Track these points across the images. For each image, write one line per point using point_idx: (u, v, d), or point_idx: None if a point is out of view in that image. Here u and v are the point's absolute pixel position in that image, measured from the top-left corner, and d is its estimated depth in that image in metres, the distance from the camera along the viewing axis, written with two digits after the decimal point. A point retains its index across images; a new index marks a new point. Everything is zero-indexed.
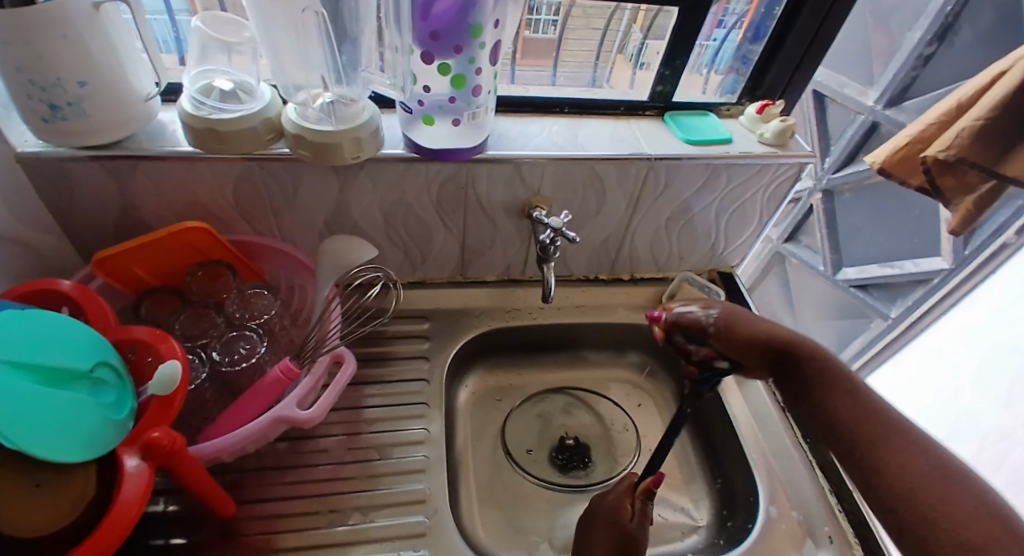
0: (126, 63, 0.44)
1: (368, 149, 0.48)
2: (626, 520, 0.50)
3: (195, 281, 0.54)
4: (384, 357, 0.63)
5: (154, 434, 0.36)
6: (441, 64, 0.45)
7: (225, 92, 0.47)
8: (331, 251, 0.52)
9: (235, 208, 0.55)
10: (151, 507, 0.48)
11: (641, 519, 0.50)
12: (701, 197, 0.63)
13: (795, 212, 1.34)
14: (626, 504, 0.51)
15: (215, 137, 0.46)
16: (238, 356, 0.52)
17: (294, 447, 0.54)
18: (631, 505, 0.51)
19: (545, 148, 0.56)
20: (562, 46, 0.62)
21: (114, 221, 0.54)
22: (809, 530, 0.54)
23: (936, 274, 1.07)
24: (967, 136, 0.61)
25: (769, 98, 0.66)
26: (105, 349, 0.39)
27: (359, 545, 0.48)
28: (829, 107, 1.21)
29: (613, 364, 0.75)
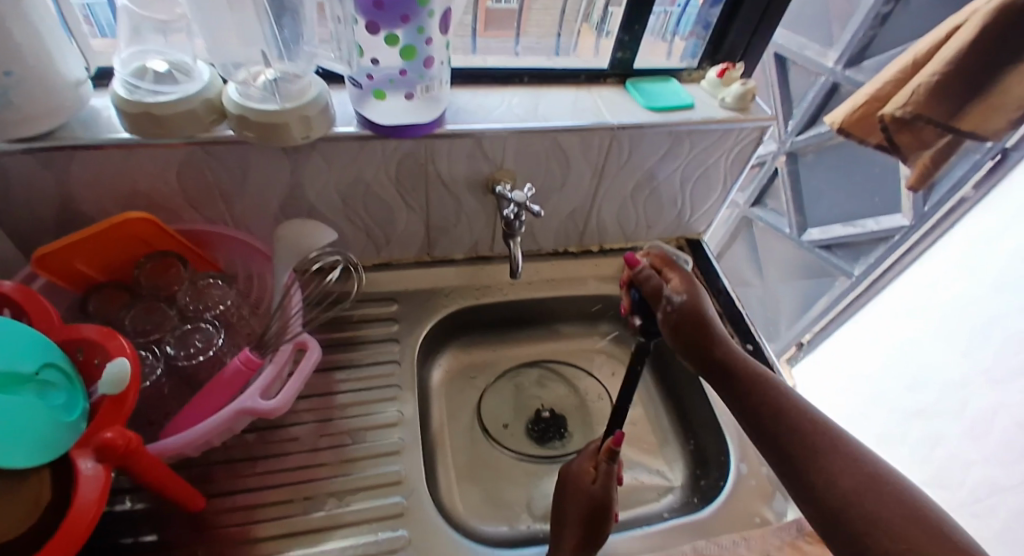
0: (53, 49, 0.41)
1: (317, 128, 0.46)
2: (586, 483, 0.51)
3: (144, 275, 0.51)
4: (352, 342, 0.62)
5: (107, 435, 0.35)
6: (388, 35, 0.43)
7: (160, 74, 0.43)
8: (288, 236, 0.51)
9: (183, 196, 0.53)
10: (117, 506, 0.47)
11: (604, 480, 0.51)
12: (665, 165, 0.63)
13: (761, 176, 1.36)
14: (589, 469, 0.52)
15: (154, 122, 0.43)
16: (193, 350, 0.51)
17: (263, 437, 0.53)
18: (594, 469, 0.52)
19: (506, 120, 0.55)
20: (524, 15, 0.60)
21: (53, 215, 0.51)
22: (777, 485, 0.56)
23: (896, 231, 1.11)
24: (924, 92, 0.62)
25: (728, 62, 0.66)
26: (50, 350, 0.37)
27: (337, 530, 0.48)
28: (790, 69, 1.22)
29: (585, 335, 0.76)
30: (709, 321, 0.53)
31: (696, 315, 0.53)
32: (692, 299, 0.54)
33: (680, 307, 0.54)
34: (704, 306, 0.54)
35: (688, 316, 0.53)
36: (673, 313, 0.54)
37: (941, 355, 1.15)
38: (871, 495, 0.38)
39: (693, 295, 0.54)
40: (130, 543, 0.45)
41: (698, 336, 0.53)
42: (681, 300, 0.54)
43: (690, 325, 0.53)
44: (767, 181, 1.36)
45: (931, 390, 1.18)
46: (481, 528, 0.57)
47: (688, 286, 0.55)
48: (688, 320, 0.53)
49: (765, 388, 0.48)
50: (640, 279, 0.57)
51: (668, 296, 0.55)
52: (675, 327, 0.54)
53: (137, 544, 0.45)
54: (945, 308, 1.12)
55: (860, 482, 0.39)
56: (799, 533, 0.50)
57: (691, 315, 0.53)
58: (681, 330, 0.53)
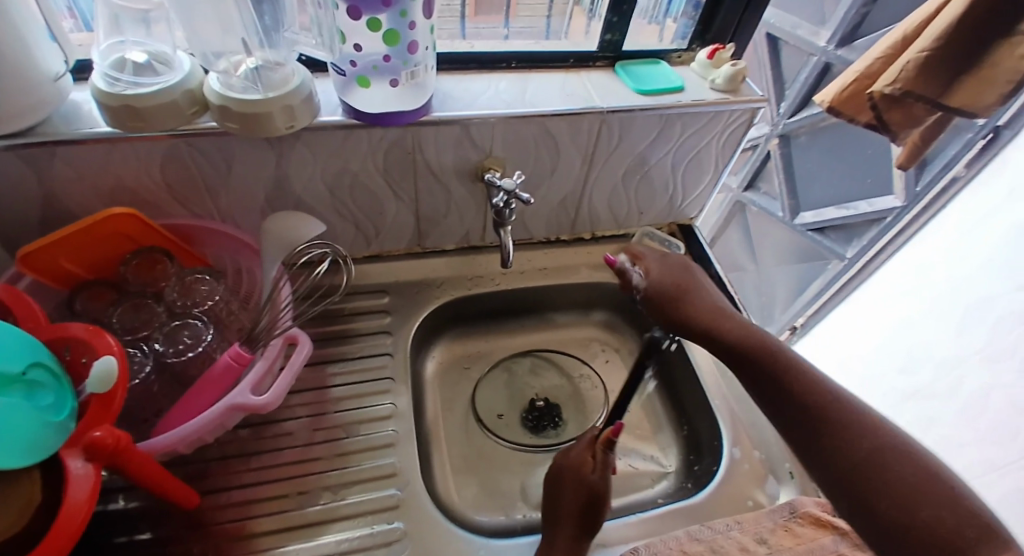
0: (30, 42, 0.39)
1: (302, 118, 0.45)
2: (585, 472, 0.51)
3: (130, 272, 0.50)
4: (345, 335, 0.61)
5: (96, 434, 0.34)
6: (371, 19, 0.42)
7: (139, 65, 0.42)
8: (274, 229, 0.50)
9: (167, 190, 0.52)
10: (110, 505, 0.47)
11: (602, 469, 0.51)
12: (656, 149, 0.62)
13: (754, 159, 1.36)
14: (587, 459, 0.53)
15: (132, 114, 0.42)
16: (181, 347, 0.49)
17: (256, 433, 0.52)
18: (592, 459, 0.53)
19: (493, 106, 0.54)
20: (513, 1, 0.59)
21: (36, 213, 0.50)
22: (771, 469, 0.56)
23: (889, 212, 1.11)
24: (913, 68, 0.62)
25: (719, 42, 0.65)
26: (38, 350, 0.36)
27: (332, 524, 0.48)
28: (783, 49, 1.21)
29: (578, 323, 0.76)
30: (685, 291, 0.58)
31: (671, 289, 0.59)
32: (663, 275, 0.60)
33: (652, 284, 0.60)
34: (677, 279, 0.59)
35: (663, 290, 0.59)
36: (649, 293, 0.59)
37: (933, 333, 1.13)
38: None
39: (662, 272, 0.60)
40: (125, 542, 0.45)
41: (678, 308, 0.57)
42: (651, 279, 0.60)
43: (666, 297, 0.58)
44: (760, 164, 1.35)
45: (925, 369, 1.15)
46: (477, 519, 0.57)
47: (657, 266, 0.61)
48: (664, 293, 0.59)
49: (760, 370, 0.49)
50: (626, 283, 0.62)
51: (637, 281, 0.61)
52: (657, 303, 0.59)
53: (132, 543, 0.45)
54: (943, 283, 1.09)
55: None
56: (791, 515, 0.50)
57: (666, 288, 0.59)
58: (660, 305, 0.59)
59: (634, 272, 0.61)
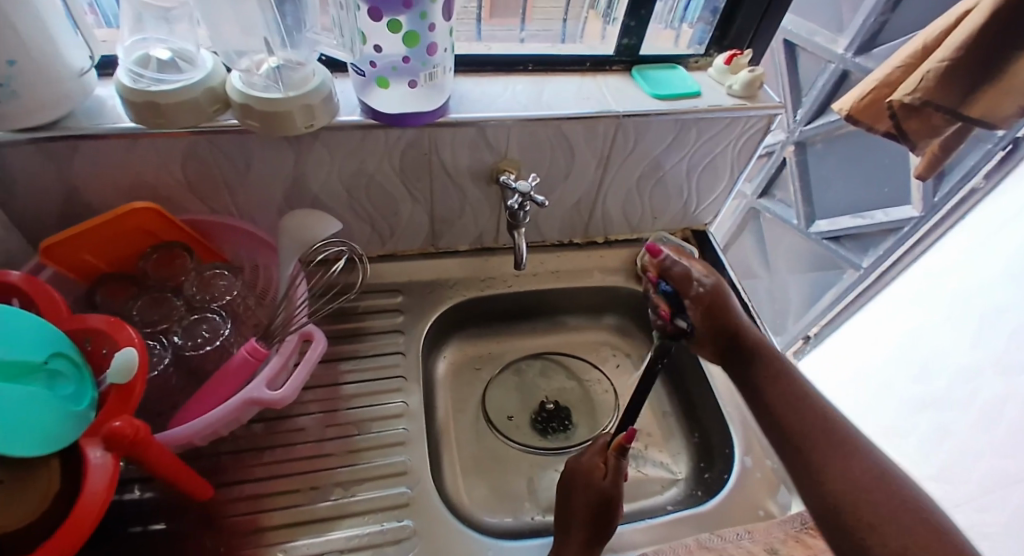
0: (55, 35, 0.40)
1: (321, 117, 0.46)
2: (597, 478, 0.50)
3: (150, 266, 0.51)
4: (358, 333, 0.62)
5: (115, 424, 0.35)
6: (391, 21, 0.42)
7: (162, 62, 0.43)
8: (291, 227, 0.50)
9: (187, 186, 0.52)
10: (127, 495, 0.47)
11: (614, 475, 0.50)
12: (672, 154, 0.62)
13: (769, 165, 1.36)
14: (598, 464, 0.51)
15: (154, 111, 0.43)
16: (200, 340, 0.50)
17: (269, 428, 0.53)
18: (603, 464, 0.51)
19: (510, 108, 0.54)
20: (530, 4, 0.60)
21: (59, 206, 0.51)
22: (783, 478, 0.56)
23: (907, 222, 1.10)
24: (934, 78, 0.61)
25: (736, 48, 0.65)
26: (59, 341, 0.37)
27: (342, 520, 0.48)
28: (800, 56, 1.20)
29: (589, 327, 0.76)
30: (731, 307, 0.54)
31: (723, 299, 0.53)
32: (718, 283, 0.54)
33: (707, 288, 0.53)
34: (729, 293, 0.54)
35: (713, 297, 0.53)
36: (700, 297, 0.53)
37: (948, 340, 1.13)
38: (881, 487, 0.38)
39: (719, 281, 0.55)
40: (140, 531, 0.46)
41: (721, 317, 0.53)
42: (709, 282, 0.54)
43: (718, 302, 0.53)
44: (774, 171, 1.35)
45: (940, 378, 1.16)
46: (485, 520, 0.57)
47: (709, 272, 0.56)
48: (718, 299, 0.53)
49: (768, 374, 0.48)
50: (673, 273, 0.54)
51: (697, 279, 0.54)
52: (708, 308, 0.53)
53: (146, 533, 0.45)
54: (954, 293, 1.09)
55: (872, 475, 0.39)
56: (803, 527, 0.50)
57: (717, 296, 0.53)
58: (711, 309, 0.53)
59: (694, 271, 0.55)
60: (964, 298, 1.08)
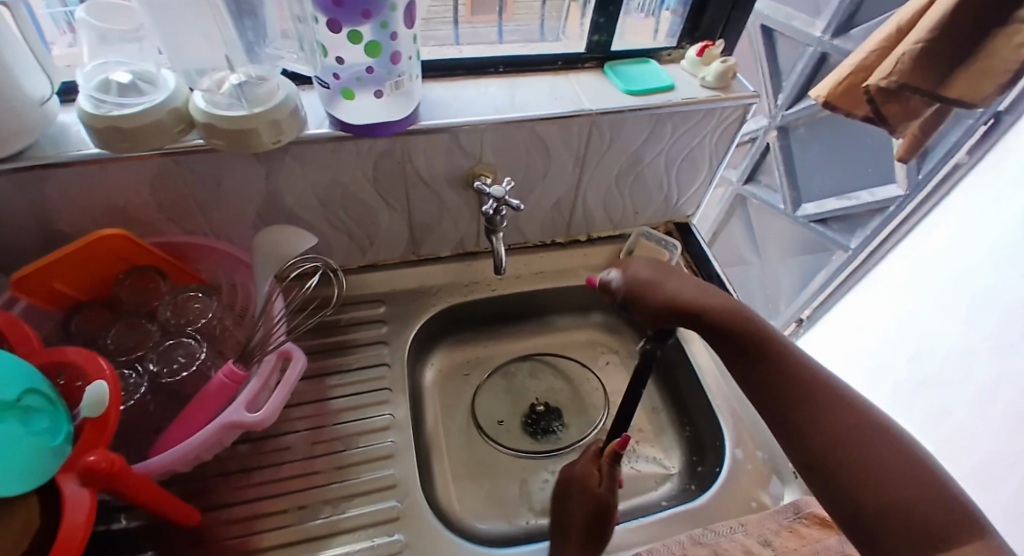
0: (13, 65, 0.39)
1: (289, 131, 0.45)
2: (595, 487, 0.50)
3: (124, 291, 0.51)
4: (342, 346, 0.61)
5: (91, 458, 0.34)
6: (351, 32, 0.42)
7: (123, 86, 0.41)
8: (266, 243, 0.50)
9: (159, 208, 0.52)
10: (112, 526, 0.47)
11: (608, 482, 0.51)
12: (650, 147, 0.62)
13: (753, 151, 1.36)
14: (593, 472, 0.52)
15: (121, 136, 0.42)
16: (176, 366, 0.50)
17: (256, 448, 0.52)
18: (598, 471, 0.52)
19: (483, 112, 0.53)
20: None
21: (31, 236, 0.50)
22: (775, 468, 0.56)
23: (892, 201, 1.11)
24: (908, 61, 0.61)
25: (709, 39, 0.64)
26: (31, 376, 0.36)
27: (333, 538, 0.47)
28: (778, 41, 1.20)
29: (576, 326, 0.75)
30: (653, 279, 0.55)
31: (642, 281, 0.55)
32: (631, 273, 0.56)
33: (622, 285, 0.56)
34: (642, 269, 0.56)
35: (638, 284, 0.55)
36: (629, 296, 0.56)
37: (941, 319, 1.12)
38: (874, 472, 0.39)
39: (632, 269, 0.57)
40: None
41: (650, 297, 0.54)
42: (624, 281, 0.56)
43: (645, 287, 0.55)
44: (759, 157, 1.35)
45: (936, 360, 1.14)
46: (479, 527, 0.57)
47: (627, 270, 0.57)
48: (638, 285, 0.55)
49: (751, 363, 0.48)
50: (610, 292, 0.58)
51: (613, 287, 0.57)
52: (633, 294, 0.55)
53: None
54: (942, 277, 1.09)
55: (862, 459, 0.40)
56: (797, 515, 0.50)
57: (636, 282, 0.56)
58: (640, 299, 0.55)
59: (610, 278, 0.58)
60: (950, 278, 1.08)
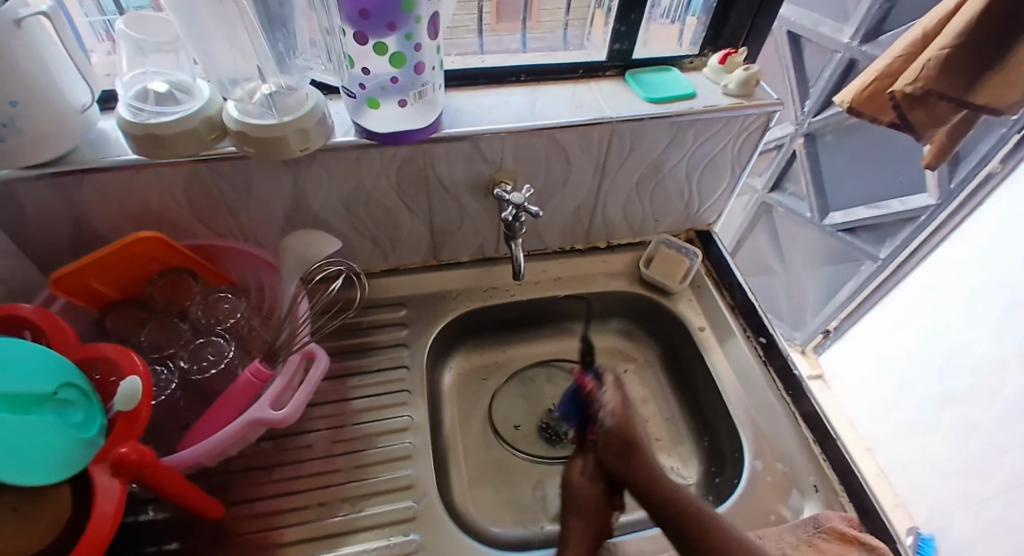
0: (54, 75, 0.42)
1: (315, 139, 0.47)
2: (573, 479, 0.52)
3: (158, 291, 0.53)
4: (363, 348, 0.63)
5: (121, 450, 0.36)
6: (377, 44, 0.43)
7: (161, 95, 0.44)
8: (292, 247, 0.51)
9: (190, 211, 0.54)
10: (141, 515, 0.49)
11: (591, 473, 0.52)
12: (671, 154, 0.61)
13: (778, 160, 1.34)
14: (577, 464, 0.53)
15: (156, 142, 0.44)
16: (206, 364, 0.52)
17: (278, 445, 0.54)
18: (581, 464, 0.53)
19: (503, 120, 0.54)
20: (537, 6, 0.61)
21: (71, 236, 0.53)
22: (794, 481, 0.55)
23: (923, 211, 1.10)
24: (935, 66, 0.60)
25: (731, 47, 0.64)
26: (69, 369, 0.38)
27: (351, 536, 0.49)
28: (805, 47, 1.18)
29: (595, 333, 0.75)
30: (640, 447, 0.51)
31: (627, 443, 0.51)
32: (623, 424, 0.52)
33: (611, 430, 0.51)
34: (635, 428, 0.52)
35: (618, 444, 0.51)
36: (603, 439, 0.52)
37: (967, 332, 1.07)
38: None
39: (626, 419, 0.52)
40: (154, 550, 0.47)
41: (628, 462, 0.50)
42: (610, 427, 0.51)
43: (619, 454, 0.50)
44: (785, 164, 1.33)
45: (966, 370, 1.08)
46: (493, 531, 0.57)
47: (621, 407, 0.52)
48: (616, 447, 0.51)
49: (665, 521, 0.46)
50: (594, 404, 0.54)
51: (599, 418, 0.53)
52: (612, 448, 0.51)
53: (160, 551, 0.47)
54: (976, 284, 1.03)
55: None
56: (815, 530, 0.49)
57: (622, 440, 0.51)
58: (607, 455, 0.51)
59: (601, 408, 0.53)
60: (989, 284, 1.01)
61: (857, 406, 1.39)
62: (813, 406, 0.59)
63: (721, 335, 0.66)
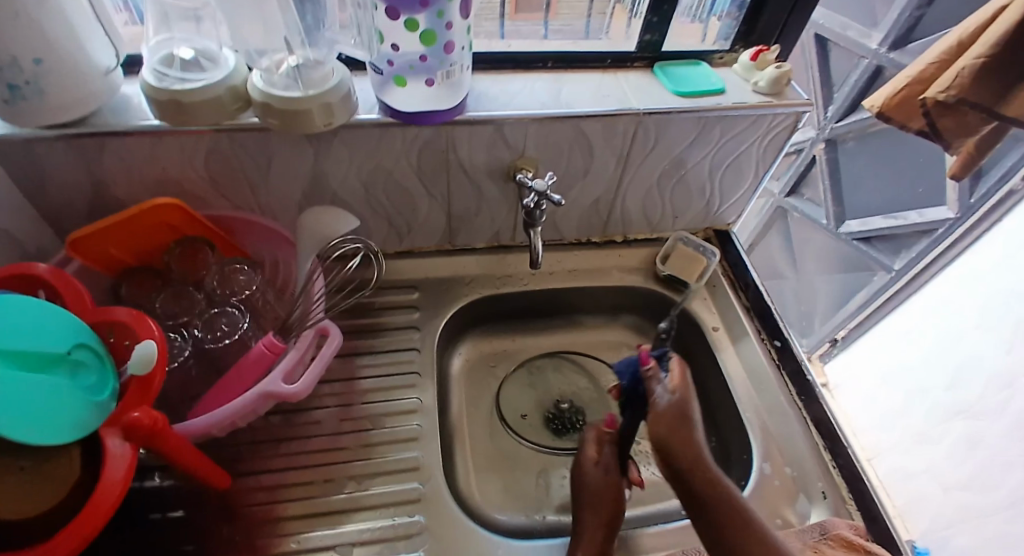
0: (81, 36, 0.41)
1: (340, 116, 0.46)
2: (585, 467, 0.55)
3: (174, 260, 0.53)
4: (374, 329, 0.62)
5: (134, 414, 0.36)
6: (408, 20, 0.42)
7: (186, 61, 0.44)
8: (311, 224, 0.51)
9: (209, 182, 0.54)
10: (147, 482, 0.49)
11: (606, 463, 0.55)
12: (695, 150, 0.60)
13: (798, 164, 1.32)
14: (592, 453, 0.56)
15: (178, 110, 0.44)
16: (220, 333, 0.52)
17: (287, 420, 0.54)
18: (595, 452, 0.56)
19: (528, 106, 0.54)
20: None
21: (89, 200, 0.52)
22: (802, 487, 0.55)
23: (941, 224, 1.08)
24: (969, 75, 0.58)
25: (763, 45, 0.63)
26: (83, 331, 0.38)
27: (356, 513, 0.49)
28: (832, 51, 1.16)
29: (606, 327, 0.75)
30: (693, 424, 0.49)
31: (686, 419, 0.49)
32: (683, 398, 0.50)
33: (668, 403, 0.49)
34: (691, 404, 0.50)
35: (675, 413, 0.49)
36: (659, 409, 0.50)
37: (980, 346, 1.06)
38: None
39: (687, 394, 0.50)
40: (160, 518, 0.47)
41: (679, 435, 0.48)
42: (669, 399, 0.50)
43: (675, 426, 0.48)
44: (804, 169, 1.31)
45: (977, 385, 1.07)
46: (497, 517, 0.58)
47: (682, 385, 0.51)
48: (672, 416, 0.49)
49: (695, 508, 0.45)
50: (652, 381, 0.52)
51: (655, 395, 0.51)
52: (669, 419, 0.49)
53: (166, 519, 0.47)
54: (991, 302, 1.02)
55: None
56: (822, 537, 0.49)
57: (680, 413, 0.49)
58: (659, 423, 0.49)
59: (659, 384, 0.51)
60: (1009, 300, 0.99)
61: (860, 419, 1.38)
62: (825, 412, 0.58)
63: (735, 336, 0.66)
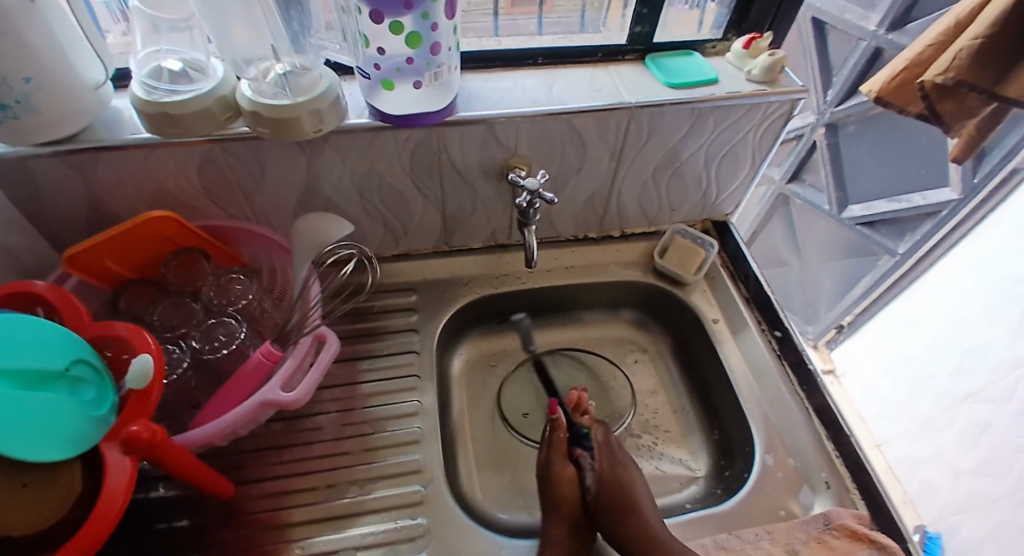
0: (69, 52, 0.41)
1: (329, 122, 0.46)
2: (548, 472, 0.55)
3: (171, 271, 0.53)
4: (373, 332, 0.63)
5: (133, 428, 0.36)
6: (393, 22, 0.42)
7: (175, 73, 0.43)
8: (304, 230, 0.51)
9: (203, 192, 0.54)
10: (151, 493, 0.49)
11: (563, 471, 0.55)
12: (689, 143, 0.60)
13: (798, 150, 1.31)
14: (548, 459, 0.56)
15: (170, 121, 0.44)
16: (218, 344, 0.52)
17: (288, 427, 0.54)
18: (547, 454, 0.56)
19: (519, 104, 0.53)
20: None
21: (85, 214, 0.53)
22: (805, 478, 0.54)
23: (945, 206, 1.07)
24: (967, 56, 0.58)
25: (756, 32, 0.62)
26: (81, 347, 0.38)
27: (359, 517, 0.49)
28: (830, 34, 1.14)
29: (606, 322, 0.74)
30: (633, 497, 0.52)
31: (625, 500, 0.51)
32: (612, 481, 0.53)
33: (598, 488, 0.53)
34: (624, 483, 0.53)
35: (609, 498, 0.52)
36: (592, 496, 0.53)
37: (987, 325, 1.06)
38: None
39: (615, 476, 0.53)
40: (165, 528, 0.48)
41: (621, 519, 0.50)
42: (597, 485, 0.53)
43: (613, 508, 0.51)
44: (805, 155, 1.30)
45: (985, 368, 1.07)
46: (500, 516, 0.58)
47: (608, 469, 0.54)
48: (607, 503, 0.52)
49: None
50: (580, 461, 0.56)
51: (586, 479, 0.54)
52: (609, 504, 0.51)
53: (171, 529, 0.48)
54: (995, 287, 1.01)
55: None
56: (826, 527, 0.49)
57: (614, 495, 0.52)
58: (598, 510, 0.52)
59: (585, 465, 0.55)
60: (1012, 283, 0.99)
61: (868, 407, 1.37)
62: (828, 402, 0.58)
63: (735, 329, 0.65)
